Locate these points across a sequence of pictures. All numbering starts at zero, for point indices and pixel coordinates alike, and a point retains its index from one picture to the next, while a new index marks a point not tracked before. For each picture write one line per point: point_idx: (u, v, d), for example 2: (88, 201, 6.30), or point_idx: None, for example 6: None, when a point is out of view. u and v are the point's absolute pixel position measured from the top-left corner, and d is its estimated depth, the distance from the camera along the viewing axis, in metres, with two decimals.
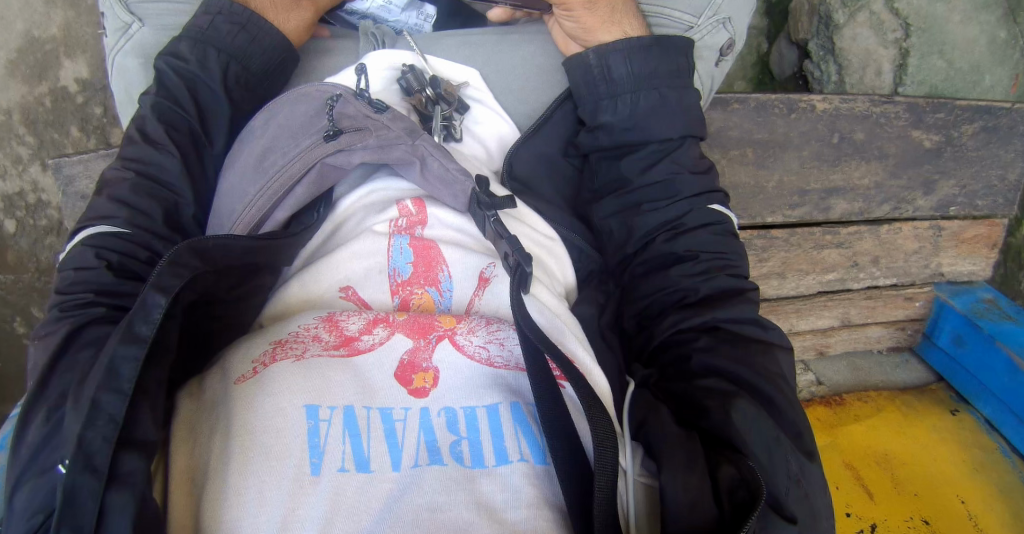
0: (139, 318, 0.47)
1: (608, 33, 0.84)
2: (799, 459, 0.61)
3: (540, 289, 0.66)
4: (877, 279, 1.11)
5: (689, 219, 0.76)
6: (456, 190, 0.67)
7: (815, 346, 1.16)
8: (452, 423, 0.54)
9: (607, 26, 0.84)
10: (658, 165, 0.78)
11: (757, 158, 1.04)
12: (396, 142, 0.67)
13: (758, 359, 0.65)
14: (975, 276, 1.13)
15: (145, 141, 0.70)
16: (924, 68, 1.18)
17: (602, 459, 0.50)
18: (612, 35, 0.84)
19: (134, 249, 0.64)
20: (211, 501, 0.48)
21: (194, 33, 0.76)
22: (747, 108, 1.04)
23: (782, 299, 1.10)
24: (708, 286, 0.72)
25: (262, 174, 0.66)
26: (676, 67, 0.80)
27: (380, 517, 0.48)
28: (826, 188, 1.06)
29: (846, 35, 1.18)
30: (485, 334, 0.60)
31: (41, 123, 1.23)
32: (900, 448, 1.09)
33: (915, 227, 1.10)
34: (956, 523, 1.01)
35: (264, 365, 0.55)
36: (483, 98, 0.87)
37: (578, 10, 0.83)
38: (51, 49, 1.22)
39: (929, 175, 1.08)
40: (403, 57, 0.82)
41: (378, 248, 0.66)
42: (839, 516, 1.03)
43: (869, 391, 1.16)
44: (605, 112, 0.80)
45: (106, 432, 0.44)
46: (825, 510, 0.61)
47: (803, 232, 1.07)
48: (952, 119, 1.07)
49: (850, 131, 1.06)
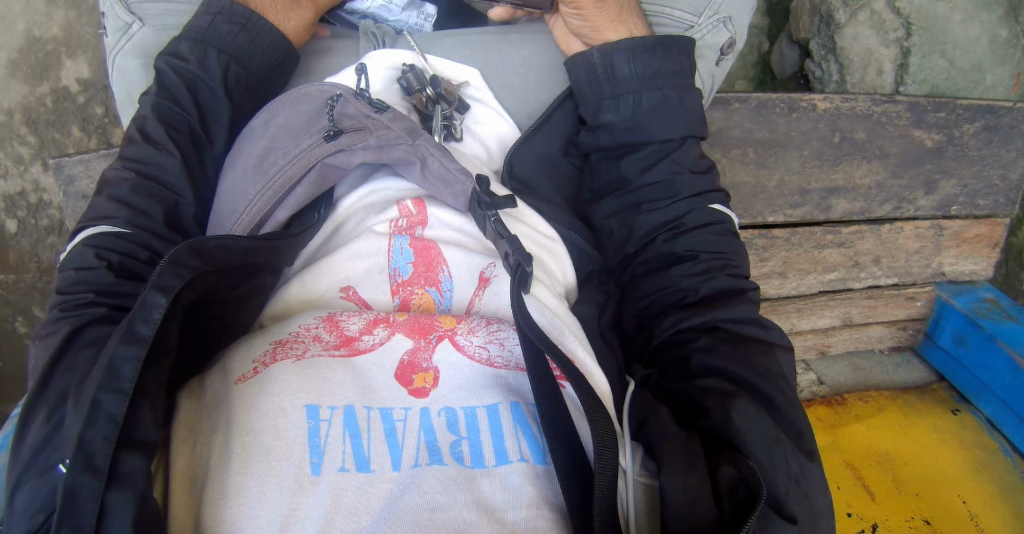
0: (139, 318, 0.47)
1: (615, 32, 0.84)
2: (799, 459, 0.61)
3: (540, 289, 0.66)
4: (878, 279, 1.11)
5: (690, 218, 0.76)
6: (457, 190, 0.67)
7: (816, 346, 1.16)
8: (452, 423, 0.54)
9: (610, 26, 0.84)
10: (659, 165, 0.78)
11: (758, 158, 1.04)
12: (397, 141, 0.67)
13: (758, 359, 0.65)
14: (977, 276, 1.12)
15: (145, 141, 0.70)
16: (925, 67, 1.17)
17: (602, 459, 0.50)
18: (614, 34, 0.84)
19: (134, 249, 0.64)
20: (211, 501, 0.48)
21: (194, 33, 0.76)
22: (748, 108, 1.04)
23: (783, 299, 1.10)
24: (708, 286, 0.72)
25: (263, 174, 0.66)
26: (679, 67, 0.80)
27: (380, 517, 0.48)
28: (827, 188, 1.06)
29: (846, 35, 1.18)
30: (485, 334, 0.60)
31: (42, 123, 1.23)
32: (901, 448, 1.09)
33: (917, 226, 1.09)
34: (957, 523, 1.01)
35: (265, 365, 0.55)
36: (483, 98, 0.87)
37: (588, 9, 0.82)
38: (52, 49, 1.22)
39: (930, 175, 1.07)
40: (403, 57, 0.82)
41: (378, 248, 0.66)
42: (840, 516, 1.03)
43: (869, 391, 1.16)
44: (607, 111, 0.80)
45: (107, 432, 0.44)
46: (825, 510, 0.61)
47: (804, 232, 1.07)
48: (953, 119, 1.07)
49: (851, 130, 1.05)
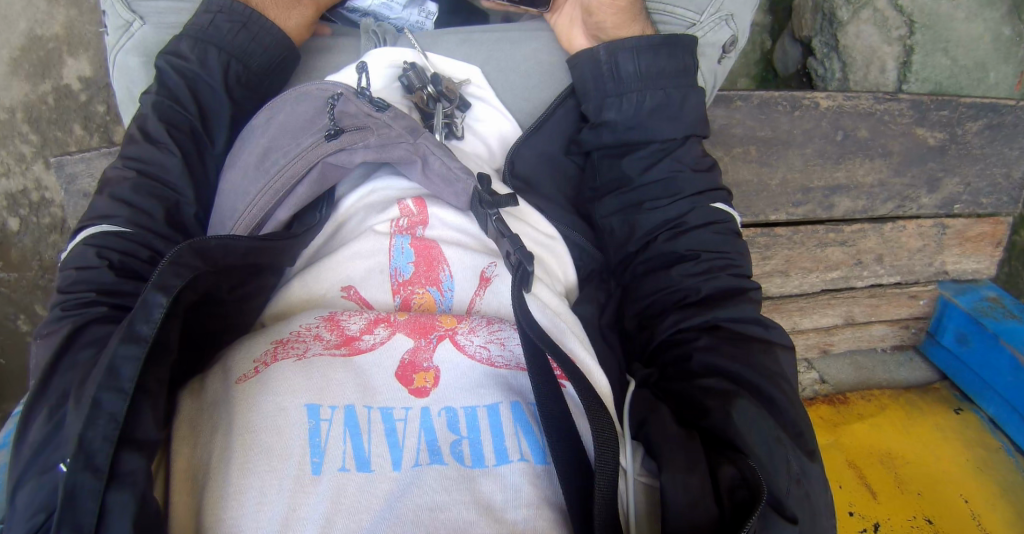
0: (139, 317, 0.47)
1: (632, 31, 0.85)
2: (800, 458, 0.61)
3: (540, 288, 0.66)
4: (881, 277, 1.10)
5: (692, 217, 0.76)
6: (458, 189, 0.66)
7: (818, 344, 1.16)
8: (452, 423, 0.54)
9: (626, 25, 0.84)
10: (661, 163, 0.78)
11: (760, 156, 1.04)
12: (398, 140, 0.66)
13: (760, 359, 0.65)
14: (980, 275, 1.12)
15: (146, 140, 0.70)
16: (928, 65, 1.17)
17: (603, 458, 0.50)
18: (626, 33, 0.85)
19: (135, 248, 0.64)
20: (211, 501, 0.48)
21: (194, 32, 0.76)
22: (750, 106, 1.03)
23: (785, 297, 1.10)
24: (710, 286, 0.72)
25: (263, 173, 0.66)
26: (684, 67, 0.80)
27: (380, 517, 0.48)
28: (829, 186, 1.06)
29: (849, 33, 1.18)
30: (485, 333, 0.60)
31: (44, 121, 1.23)
32: (904, 448, 1.08)
33: (919, 225, 1.09)
34: (960, 523, 1.01)
35: (265, 365, 0.55)
36: (484, 96, 0.86)
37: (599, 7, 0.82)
38: (54, 47, 1.22)
39: (933, 173, 1.07)
40: (404, 56, 0.81)
41: (379, 248, 0.66)
42: (842, 515, 1.03)
43: (871, 389, 1.16)
44: (609, 109, 0.80)
45: (107, 432, 0.44)
46: (826, 510, 0.61)
47: (806, 230, 1.07)
48: (956, 117, 1.06)
49: (854, 128, 1.05)
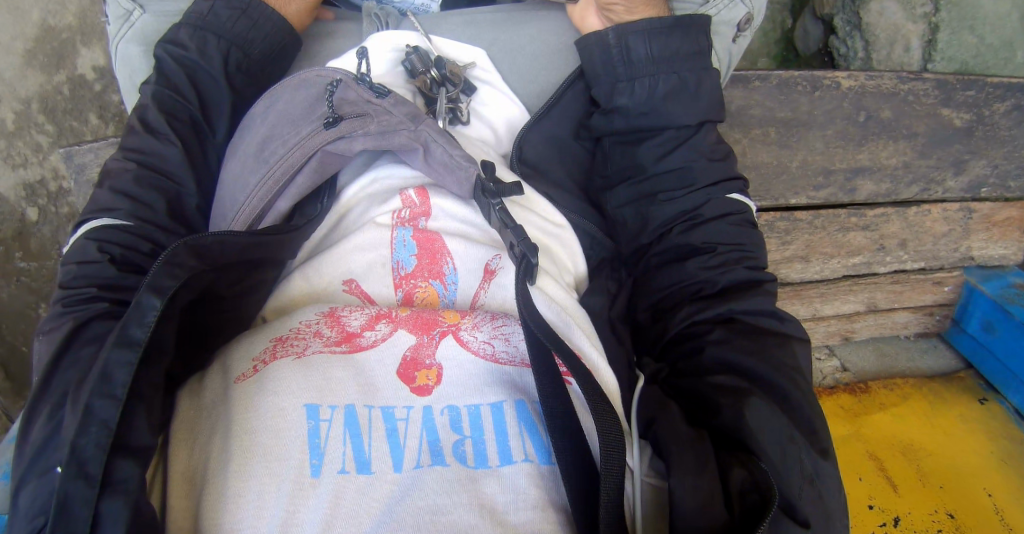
0: (133, 321, 0.47)
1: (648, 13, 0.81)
2: (811, 457, 0.59)
3: (546, 280, 0.64)
4: (905, 263, 1.06)
5: (707, 209, 0.73)
6: (460, 177, 0.64)
7: (840, 332, 1.12)
8: (455, 421, 0.53)
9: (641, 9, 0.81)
10: (678, 151, 0.75)
11: (780, 138, 1.01)
12: (398, 127, 0.65)
13: (773, 353, 0.63)
14: (1007, 260, 1.08)
15: (147, 132, 0.70)
16: (953, 44, 1.14)
17: (608, 459, 0.48)
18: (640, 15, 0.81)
19: (136, 241, 0.64)
20: (210, 502, 0.47)
21: (194, 20, 0.75)
22: (769, 86, 1.01)
23: (805, 283, 1.06)
24: (726, 278, 0.70)
25: (263, 164, 0.65)
26: (698, 47, 0.78)
27: (379, 521, 0.47)
28: (852, 168, 1.02)
29: (872, 10, 1.14)
30: (489, 329, 0.59)
31: (60, 111, 1.23)
32: (927, 440, 1.06)
33: (944, 209, 1.05)
34: (980, 516, 0.98)
35: (264, 363, 0.54)
36: (490, 80, 0.85)
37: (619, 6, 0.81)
38: (67, 38, 1.22)
39: (960, 155, 1.03)
40: (405, 39, 0.80)
41: (381, 240, 0.64)
42: (861, 509, 1.01)
43: (894, 379, 1.13)
44: (621, 94, 0.78)
45: (99, 439, 0.43)
46: (843, 511, 0.59)
47: (828, 214, 1.02)
48: (983, 97, 1.04)
49: (876, 109, 1.02)
